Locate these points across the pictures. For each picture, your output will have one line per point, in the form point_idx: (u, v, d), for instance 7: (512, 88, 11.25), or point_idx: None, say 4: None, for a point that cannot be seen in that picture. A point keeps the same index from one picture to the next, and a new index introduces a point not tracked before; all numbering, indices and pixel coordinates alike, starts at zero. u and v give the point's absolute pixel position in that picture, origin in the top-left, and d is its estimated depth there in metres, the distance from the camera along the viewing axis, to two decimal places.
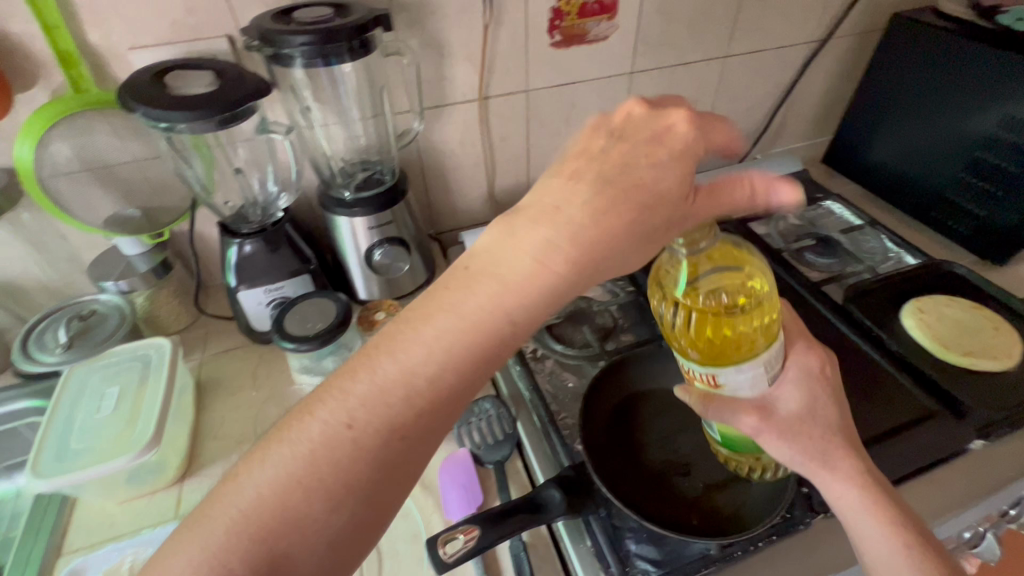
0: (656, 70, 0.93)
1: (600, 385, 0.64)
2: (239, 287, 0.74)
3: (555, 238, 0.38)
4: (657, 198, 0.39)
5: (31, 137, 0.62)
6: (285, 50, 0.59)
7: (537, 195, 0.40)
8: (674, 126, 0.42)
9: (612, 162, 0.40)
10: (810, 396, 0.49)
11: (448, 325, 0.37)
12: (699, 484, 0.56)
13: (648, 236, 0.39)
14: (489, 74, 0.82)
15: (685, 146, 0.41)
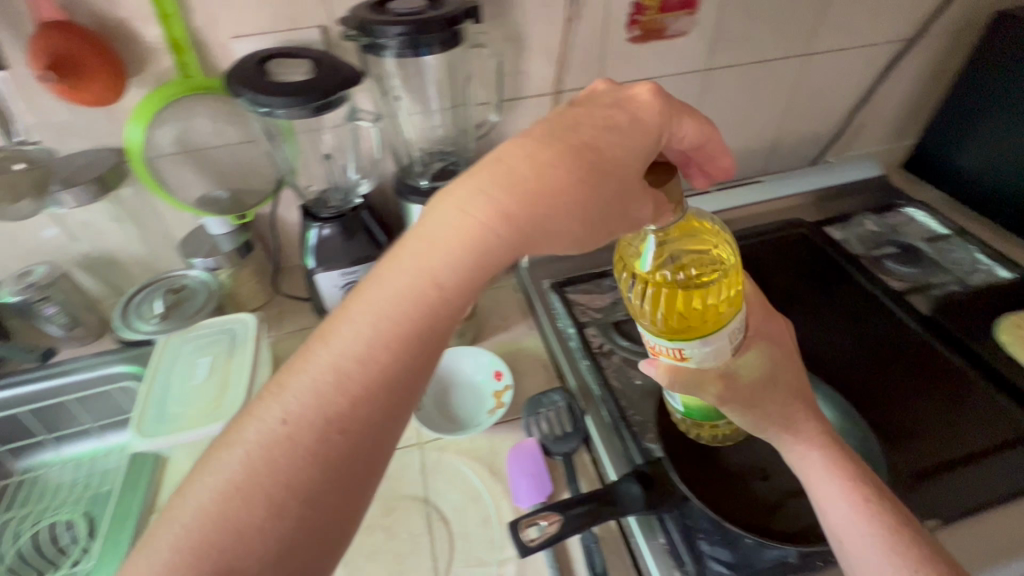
0: (732, 68, 0.90)
1: None
2: (316, 270, 0.76)
3: (495, 208, 0.37)
4: (611, 161, 0.40)
5: (143, 120, 0.66)
6: (380, 40, 0.61)
7: (488, 160, 0.39)
8: (635, 97, 0.44)
9: (576, 125, 0.41)
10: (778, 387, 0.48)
11: (382, 307, 0.36)
12: (780, 489, 0.55)
13: (601, 202, 0.39)
14: (565, 69, 0.82)
15: (646, 116, 0.43)
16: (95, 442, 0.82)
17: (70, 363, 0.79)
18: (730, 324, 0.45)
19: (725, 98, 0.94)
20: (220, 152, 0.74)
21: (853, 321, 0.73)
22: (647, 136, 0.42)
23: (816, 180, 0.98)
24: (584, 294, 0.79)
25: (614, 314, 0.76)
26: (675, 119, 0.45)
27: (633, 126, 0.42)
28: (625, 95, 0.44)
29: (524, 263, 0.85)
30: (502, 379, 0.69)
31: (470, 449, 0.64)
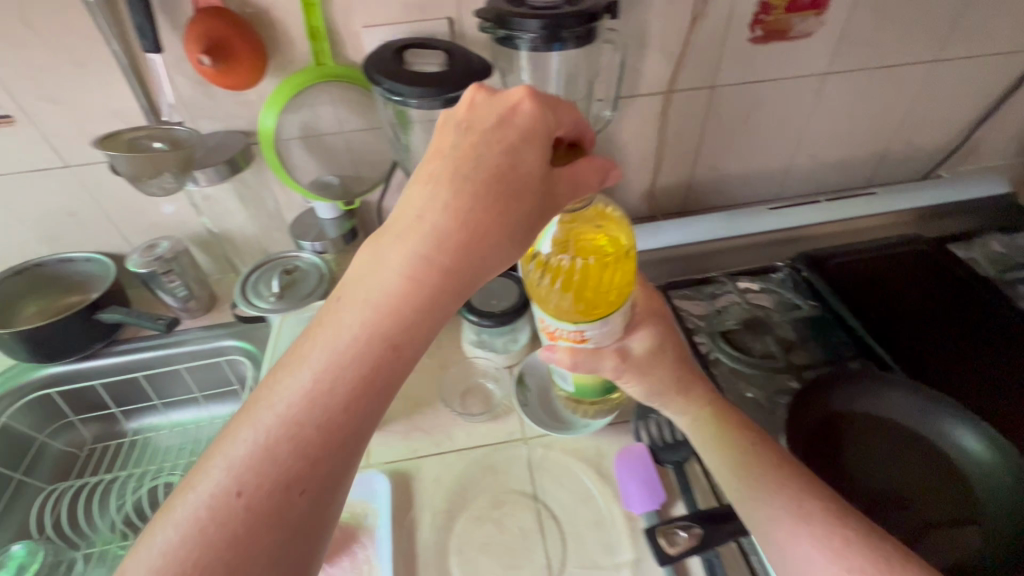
0: (852, 72, 0.86)
1: (805, 398, 0.60)
2: None
3: (420, 251, 0.38)
4: (522, 181, 0.41)
5: (275, 106, 0.69)
6: (517, 34, 0.60)
7: (399, 208, 0.41)
8: (513, 112, 0.42)
9: (474, 152, 0.41)
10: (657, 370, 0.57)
11: (324, 364, 0.36)
12: (917, 521, 0.53)
13: (516, 228, 0.40)
14: (681, 68, 0.80)
15: (531, 132, 0.42)
16: (198, 411, 0.86)
17: (182, 334, 0.83)
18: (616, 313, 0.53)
19: (840, 104, 0.90)
20: (338, 139, 0.76)
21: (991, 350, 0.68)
22: (539, 147, 0.42)
23: (939, 194, 0.91)
24: (687, 301, 0.78)
25: (721, 323, 0.74)
26: (558, 121, 0.44)
27: (524, 141, 0.41)
28: (506, 107, 0.42)
29: None
30: None
31: (576, 448, 0.64)
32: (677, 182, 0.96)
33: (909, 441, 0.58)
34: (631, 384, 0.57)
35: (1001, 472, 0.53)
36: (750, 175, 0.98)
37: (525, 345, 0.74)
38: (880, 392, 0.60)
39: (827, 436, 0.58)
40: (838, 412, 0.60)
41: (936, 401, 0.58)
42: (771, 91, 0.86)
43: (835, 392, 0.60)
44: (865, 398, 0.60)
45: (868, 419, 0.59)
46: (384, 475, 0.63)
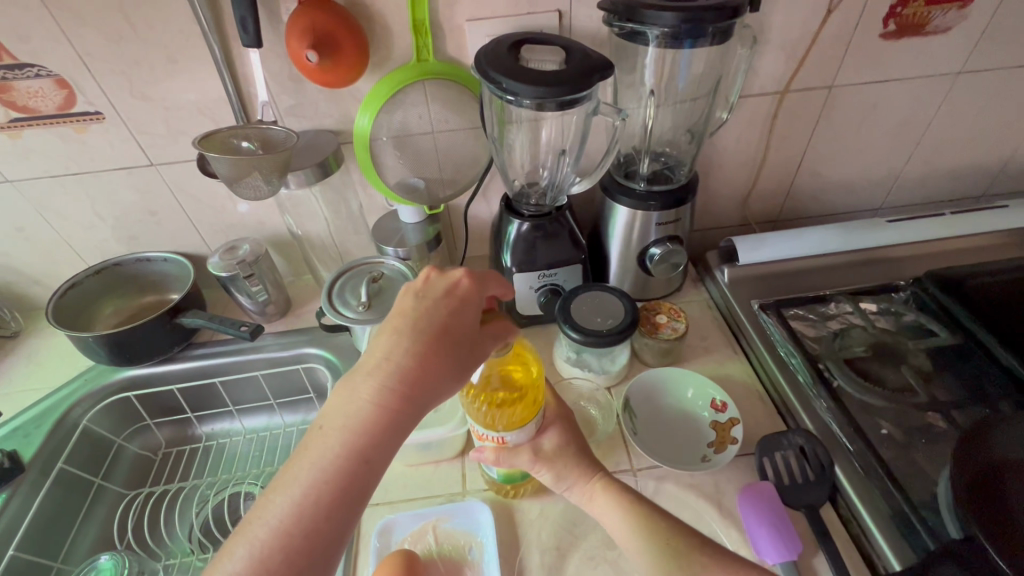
0: (988, 71, 0.78)
1: (968, 440, 0.54)
2: (515, 269, 0.72)
3: (386, 382, 0.41)
4: (458, 332, 0.44)
5: (372, 108, 0.65)
6: (649, 28, 0.54)
7: (367, 352, 0.43)
8: (455, 283, 0.46)
9: (423, 310, 0.44)
10: (561, 459, 0.53)
11: (308, 481, 0.38)
12: None
13: (456, 364, 0.44)
14: (800, 65, 0.73)
15: (470, 301, 0.46)
16: (272, 417, 0.84)
17: (259, 339, 0.80)
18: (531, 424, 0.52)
19: (968, 107, 0.82)
20: (429, 139, 0.72)
21: None
22: (476, 311, 0.46)
23: None
24: (803, 322, 0.71)
25: (844, 348, 0.67)
26: (490, 286, 0.48)
27: (464, 306, 0.45)
28: (451, 282, 0.47)
29: (724, 276, 0.78)
30: (727, 412, 0.62)
31: (693, 484, 0.58)
32: (775, 190, 0.89)
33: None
34: (544, 472, 0.53)
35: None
36: (857, 182, 0.90)
37: (624, 364, 0.69)
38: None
39: (1001, 488, 0.52)
40: (1011, 461, 0.53)
41: None
42: (894, 91, 0.78)
43: (998, 438, 0.55)
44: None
45: None
46: (485, 504, 0.58)
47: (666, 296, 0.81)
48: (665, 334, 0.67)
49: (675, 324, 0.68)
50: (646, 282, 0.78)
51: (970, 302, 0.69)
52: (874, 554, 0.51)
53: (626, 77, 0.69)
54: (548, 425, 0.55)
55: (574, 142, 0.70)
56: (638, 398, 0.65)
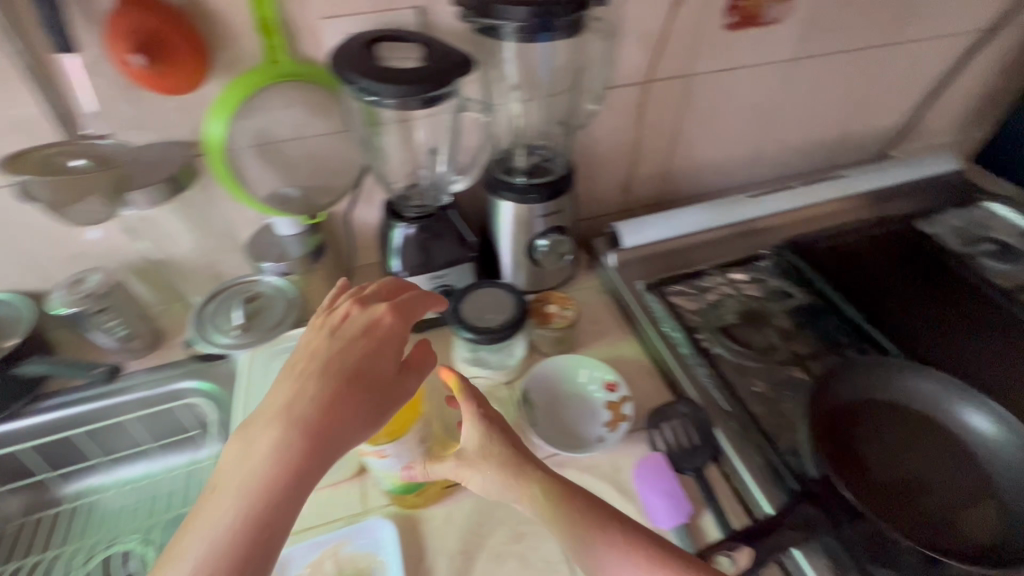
0: (818, 57, 0.87)
1: (823, 385, 0.59)
2: (403, 273, 0.71)
3: (284, 432, 0.38)
4: (373, 369, 0.43)
5: (224, 112, 0.60)
6: (502, 22, 0.54)
7: (268, 400, 0.41)
8: (375, 318, 0.46)
9: (335, 350, 0.43)
10: (482, 455, 0.48)
11: (200, 558, 0.35)
12: (943, 502, 0.52)
13: (370, 403, 0.42)
14: (659, 56, 0.77)
15: (387, 338, 0.45)
16: (150, 464, 0.75)
17: (124, 379, 0.71)
18: (411, 432, 0.52)
19: (806, 90, 0.91)
20: (296, 146, 0.67)
21: (979, 329, 0.68)
22: (395, 347, 0.45)
23: (904, 173, 0.93)
24: (683, 296, 0.76)
25: (718, 318, 0.73)
26: (415, 317, 0.48)
27: (382, 344, 0.45)
28: (370, 318, 0.46)
29: (612, 260, 0.81)
30: (617, 391, 0.65)
31: (592, 465, 0.60)
32: (654, 175, 0.95)
33: (927, 425, 0.57)
34: (472, 475, 0.48)
35: (1015, 452, 0.53)
36: (724, 163, 0.98)
37: (522, 359, 0.69)
38: (893, 378, 0.59)
39: (848, 425, 0.58)
40: (852, 401, 0.59)
41: (949, 381, 0.57)
42: (743, 78, 0.85)
43: (842, 381, 0.60)
44: (877, 386, 0.59)
45: (882, 402, 0.59)
46: (389, 520, 0.56)
47: (560, 286, 0.83)
48: (555, 324, 0.68)
49: (564, 311, 0.70)
50: (538, 273, 0.79)
51: (819, 265, 0.77)
52: (752, 506, 0.56)
53: (498, 73, 0.70)
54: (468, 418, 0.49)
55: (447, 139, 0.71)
56: (536, 389, 0.66)
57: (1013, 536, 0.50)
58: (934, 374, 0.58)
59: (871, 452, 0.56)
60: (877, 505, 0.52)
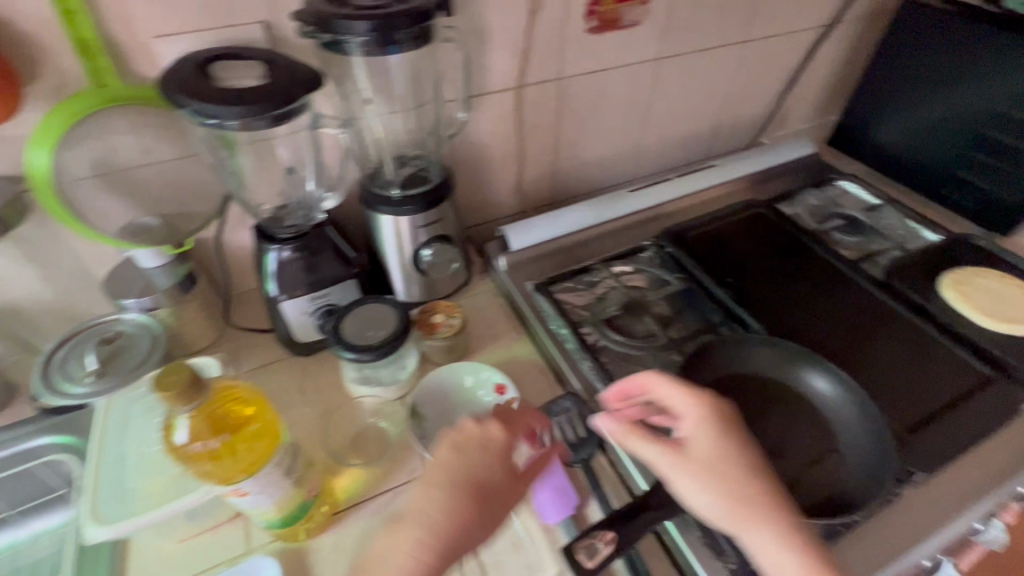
0: (681, 56, 0.93)
1: (687, 370, 0.64)
2: (280, 296, 0.68)
3: (419, 543, 0.46)
4: (492, 480, 0.51)
5: (45, 143, 0.54)
6: (345, 37, 0.54)
7: (409, 513, 0.49)
8: (489, 435, 0.53)
9: (460, 467, 0.51)
10: (722, 440, 0.47)
11: None
12: (796, 463, 0.57)
13: (490, 513, 0.49)
14: (528, 61, 0.79)
15: (502, 454, 0.52)
16: (12, 533, 0.67)
17: None
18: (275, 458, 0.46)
19: (674, 87, 0.97)
20: (146, 172, 0.63)
21: (829, 296, 0.75)
22: (509, 460, 0.53)
23: (769, 159, 1.01)
24: (569, 292, 0.79)
25: (603, 311, 0.76)
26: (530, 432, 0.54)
27: (498, 459, 0.52)
28: (484, 435, 0.53)
29: (502, 264, 0.82)
30: (506, 394, 0.65)
31: None
32: (543, 176, 0.97)
33: (780, 392, 0.62)
34: (698, 460, 0.47)
35: (850, 406, 0.59)
36: (609, 159, 1.02)
37: (412, 371, 0.69)
38: (747, 352, 0.65)
39: None
40: (714, 378, 0.64)
41: (794, 353, 0.63)
42: (613, 78, 0.89)
43: (703, 360, 0.64)
44: (735, 361, 0.64)
45: (739, 377, 0.64)
46: (274, 556, 0.54)
47: (455, 293, 0.83)
48: (440, 334, 0.69)
49: (450, 320, 0.70)
50: (429, 282, 0.79)
51: (689, 252, 0.82)
52: (633, 489, 0.59)
53: (360, 86, 0.69)
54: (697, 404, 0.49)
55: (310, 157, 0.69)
56: (426, 400, 0.65)
57: (849, 485, 0.55)
58: (780, 344, 0.64)
59: None
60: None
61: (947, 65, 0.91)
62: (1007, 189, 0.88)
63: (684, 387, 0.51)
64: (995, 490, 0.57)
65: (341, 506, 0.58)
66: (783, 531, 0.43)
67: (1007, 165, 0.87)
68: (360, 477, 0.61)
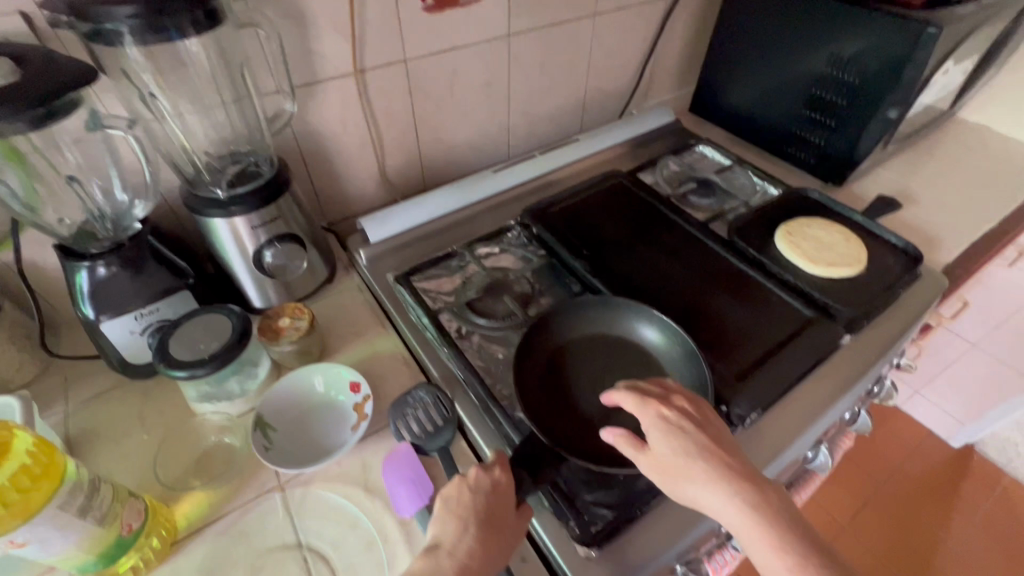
0: (532, 31, 0.92)
1: (527, 347, 0.66)
2: (99, 318, 0.62)
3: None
4: (503, 515, 0.49)
5: None
6: (107, 25, 0.47)
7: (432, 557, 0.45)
8: (498, 479, 0.50)
9: (482, 504, 0.48)
10: (681, 441, 0.49)
11: None
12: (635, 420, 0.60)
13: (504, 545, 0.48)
14: (363, 44, 0.76)
15: (512, 494, 0.50)
16: None
17: None
18: (56, 500, 0.42)
19: (531, 63, 0.97)
20: None
21: (675, 255, 0.78)
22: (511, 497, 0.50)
23: (625, 131, 1.06)
24: (431, 280, 0.78)
25: (464, 295, 0.76)
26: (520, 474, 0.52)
27: (505, 498, 0.49)
28: (492, 479, 0.50)
29: (362, 257, 0.81)
30: (360, 391, 0.65)
31: (340, 473, 0.60)
32: (408, 163, 0.94)
33: (618, 347, 0.67)
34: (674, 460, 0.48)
35: (675, 348, 0.64)
36: (478, 140, 1.00)
37: (265, 378, 0.66)
38: (586, 316, 0.69)
39: (556, 375, 0.65)
40: (559, 346, 0.67)
41: (620, 305, 0.68)
42: (464, 57, 0.88)
43: (547, 331, 0.68)
44: (576, 325, 0.69)
45: (579, 342, 0.68)
46: None
47: (317, 291, 0.79)
48: (286, 338, 0.65)
49: (297, 323, 0.67)
50: (284, 283, 0.74)
51: (546, 227, 0.82)
52: None
53: (145, 81, 0.62)
54: (650, 411, 0.51)
55: (107, 164, 0.63)
56: (275, 410, 0.62)
57: None
58: (612, 302, 0.68)
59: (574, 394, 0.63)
60: (580, 440, 0.59)
61: (778, 30, 0.96)
62: (834, 143, 0.95)
63: (632, 394, 0.52)
64: (815, 421, 0.63)
65: (180, 535, 0.54)
66: (745, 512, 0.45)
67: (834, 121, 0.94)
68: (202, 500, 0.57)
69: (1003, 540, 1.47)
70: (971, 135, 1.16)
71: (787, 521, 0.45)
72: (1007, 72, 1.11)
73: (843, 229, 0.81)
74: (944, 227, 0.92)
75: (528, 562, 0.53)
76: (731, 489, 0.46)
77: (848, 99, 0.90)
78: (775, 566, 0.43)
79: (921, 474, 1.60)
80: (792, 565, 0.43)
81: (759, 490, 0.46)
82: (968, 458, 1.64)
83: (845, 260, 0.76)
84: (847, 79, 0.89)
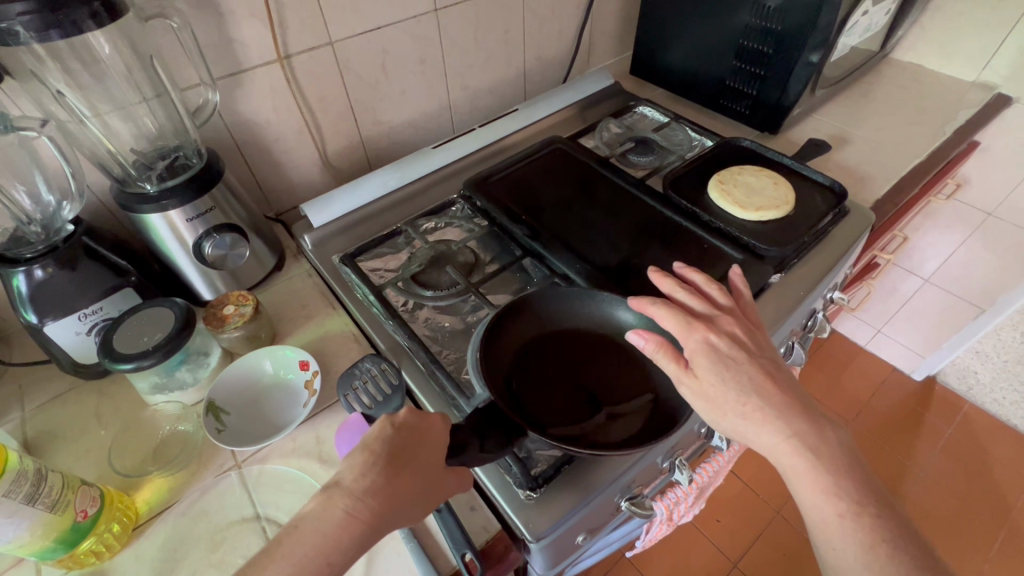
0: (458, 6, 0.92)
1: (497, 329, 0.64)
2: (43, 322, 0.62)
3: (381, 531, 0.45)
4: (425, 460, 0.48)
5: None
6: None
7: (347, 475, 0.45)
8: (426, 423, 0.49)
9: (397, 444, 0.47)
10: (735, 373, 0.50)
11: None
12: (597, 410, 0.60)
13: (422, 488, 0.47)
14: (283, 29, 0.76)
15: (439, 440, 0.49)
16: None
17: None
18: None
19: (463, 36, 0.97)
20: None
21: (609, 211, 0.81)
22: (440, 445, 0.49)
23: (567, 97, 1.07)
24: (376, 262, 0.80)
25: (408, 269, 0.77)
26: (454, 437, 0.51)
27: (433, 444, 0.48)
28: (422, 422, 0.49)
29: (308, 243, 0.82)
30: (308, 369, 0.67)
31: (295, 447, 0.62)
32: (349, 146, 0.95)
33: (598, 336, 0.66)
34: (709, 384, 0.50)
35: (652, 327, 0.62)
36: (419, 119, 1.01)
37: (217, 369, 0.68)
38: (555, 307, 0.67)
39: (521, 362, 0.63)
40: (537, 335, 0.66)
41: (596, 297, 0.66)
42: (393, 35, 0.87)
43: (516, 318, 0.66)
44: (557, 315, 0.67)
45: (545, 327, 0.66)
46: None
47: (267, 279, 0.81)
48: (232, 323, 0.66)
49: (241, 309, 0.68)
50: (230, 273, 0.75)
51: (483, 193, 0.84)
52: None
53: (51, 80, 0.62)
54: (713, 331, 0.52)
55: (29, 168, 0.63)
56: (227, 395, 0.64)
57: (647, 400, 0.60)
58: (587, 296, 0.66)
59: (541, 379, 0.62)
60: (545, 415, 0.59)
61: None
62: (766, 92, 0.97)
63: (678, 317, 0.53)
64: None
65: (142, 520, 0.56)
66: (803, 459, 0.48)
67: (763, 70, 0.95)
68: (161, 486, 0.59)
69: (968, 464, 1.54)
70: (905, 74, 1.18)
71: (848, 463, 0.49)
72: (935, 8, 1.14)
73: (772, 174, 0.84)
74: (878, 165, 0.96)
75: (477, 510, 0.56)
76: (787, 430, 0.48)
77: (773, 47, 0.92)
78: (827, 511, 0.48)
79: (890, 409, 1.67)
80: (843, 511, 0.47)
81: (802, 419, 0.49)
82: (931, 390, 1.71)
83: (774, 203, 0.79)
84: (769, 28, 0.90)
